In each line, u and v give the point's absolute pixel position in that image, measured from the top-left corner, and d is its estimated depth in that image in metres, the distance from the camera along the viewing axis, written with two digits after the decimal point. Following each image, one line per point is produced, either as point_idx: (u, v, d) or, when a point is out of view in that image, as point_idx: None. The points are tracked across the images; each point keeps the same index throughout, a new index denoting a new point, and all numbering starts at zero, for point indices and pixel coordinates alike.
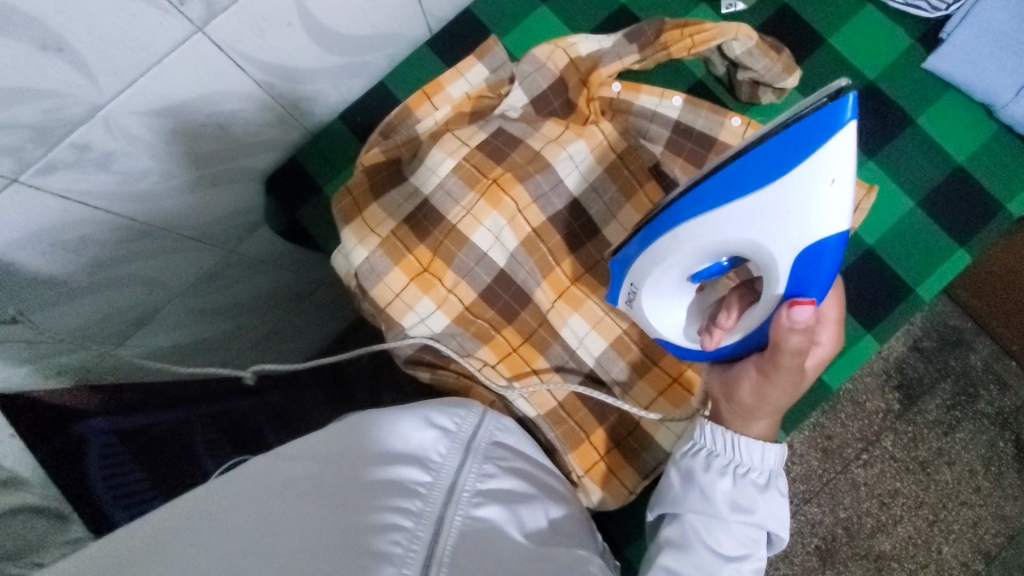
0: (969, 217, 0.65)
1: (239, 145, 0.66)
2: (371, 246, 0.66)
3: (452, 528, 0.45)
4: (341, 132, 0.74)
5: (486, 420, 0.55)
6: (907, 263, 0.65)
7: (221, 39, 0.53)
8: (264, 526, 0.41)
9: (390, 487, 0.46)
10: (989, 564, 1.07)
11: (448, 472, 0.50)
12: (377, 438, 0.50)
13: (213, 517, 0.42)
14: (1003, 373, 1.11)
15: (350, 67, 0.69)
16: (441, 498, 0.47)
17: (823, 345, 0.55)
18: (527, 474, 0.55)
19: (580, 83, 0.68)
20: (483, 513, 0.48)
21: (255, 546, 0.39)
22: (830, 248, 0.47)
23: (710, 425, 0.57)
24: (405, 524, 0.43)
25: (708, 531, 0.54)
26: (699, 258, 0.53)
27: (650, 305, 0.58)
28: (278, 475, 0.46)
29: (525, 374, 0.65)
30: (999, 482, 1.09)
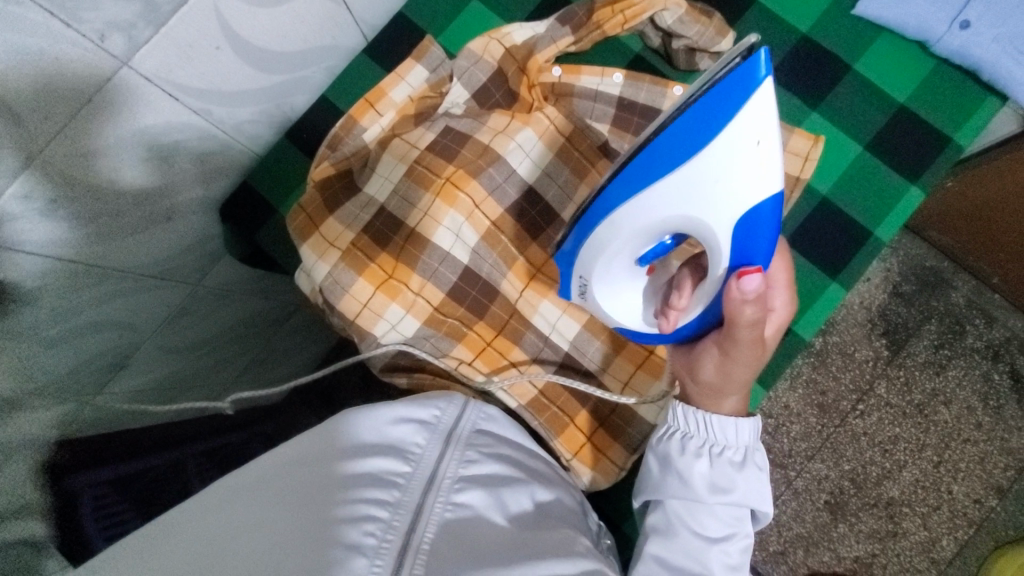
0: (920, 154, 0.65)
1: (187, 175, 0.66)
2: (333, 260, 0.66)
3: (431, 516, 0.46)
4: (290, 150, 0.74)
5: (469, 410, 0.56)
6: (864, 207, 0.65)
7: (149, 72, 0.52)
8: (241, 522, 0.43)
9: (367, 480, 0.47)
10: (1004, 498, 1.08)
11: (428, 460, 0.51)
12: (356, 434, 0.51)
13: (195, 522, 0.43)
14: (987, 306, 1.12)
15: (290, 84, 0.69)
16: (421, 488, 0.48)
17: (778, 311, 0.55)
18: (511, 458, 0.55)
19: (519, 71, 0.68)
20: (464, 499, 0.49)
21: (231, 544, 0.41)
22: (767, 213, 0.46)
23: (681, 406, 0.57)
24: (380, 514, 0.44)
25: (690, 515, 0.54)
26: (642, 238, 0.53)
27: (601, 293, 0.58)
28: (260, 472, 0.48)
29: (503, 367, 0.65)
30: (999, 416, 1.10)
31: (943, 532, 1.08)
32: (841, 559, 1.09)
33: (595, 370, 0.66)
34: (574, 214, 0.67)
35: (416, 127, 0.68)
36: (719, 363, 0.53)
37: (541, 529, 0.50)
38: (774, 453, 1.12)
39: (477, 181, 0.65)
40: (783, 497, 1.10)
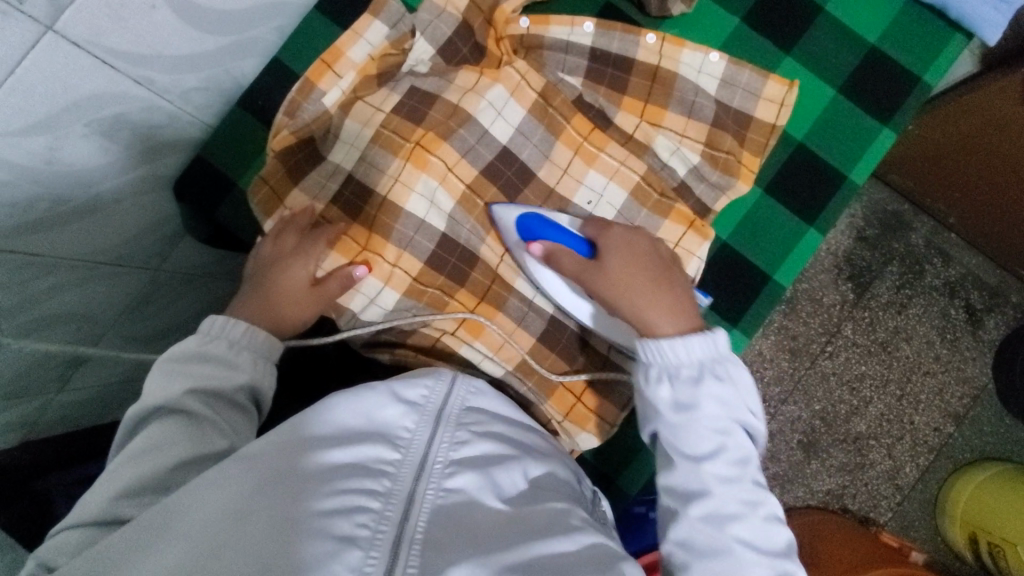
0: (889, 97, 0.65)
1: (133, 152, 0.61)
2: (293, 242, 0.62)
3: (423, 504, 0.45)
4: (243, 120, 0.69)
5: (457, 386, 0.56)
6: (838, 151, 0.65)
7: (79, 36, 0.47)
8: (226, 515, 0.42)
9: (354, 470, 0.46)
10: (961, 425, 1.14)
11: (418, 444, 0.50)
12: (339, 422, 0.50)
13: (184, 514, 0.43)
14: (945, 245, 1.16)
15: (237, 46, 0.64)
16: (412, 474, 0.47)
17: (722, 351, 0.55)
18: (504, 434, 0.55)
19: (485, 23, 0.65)
20: (456, 482, 0.48)
21: (220, 544, 0.40)
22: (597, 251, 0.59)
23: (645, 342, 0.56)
24: (371, 506, 0.44)
25: (677, 438, 0.54)
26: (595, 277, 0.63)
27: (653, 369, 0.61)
28: (246, 457, 0.47)
29: (488, 334, 0.64)
30: (956, 348, 1.15)
31: (906, 460, 1.14)
32: (814, 492, 1.14)
33: (581, 332, 0.66)
34: (550, 173, 0.65)
35: (379, 87, 0.65)
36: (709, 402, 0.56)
37: (535, 505, 0.49)
38: None
39: (450, 143, 0.62)
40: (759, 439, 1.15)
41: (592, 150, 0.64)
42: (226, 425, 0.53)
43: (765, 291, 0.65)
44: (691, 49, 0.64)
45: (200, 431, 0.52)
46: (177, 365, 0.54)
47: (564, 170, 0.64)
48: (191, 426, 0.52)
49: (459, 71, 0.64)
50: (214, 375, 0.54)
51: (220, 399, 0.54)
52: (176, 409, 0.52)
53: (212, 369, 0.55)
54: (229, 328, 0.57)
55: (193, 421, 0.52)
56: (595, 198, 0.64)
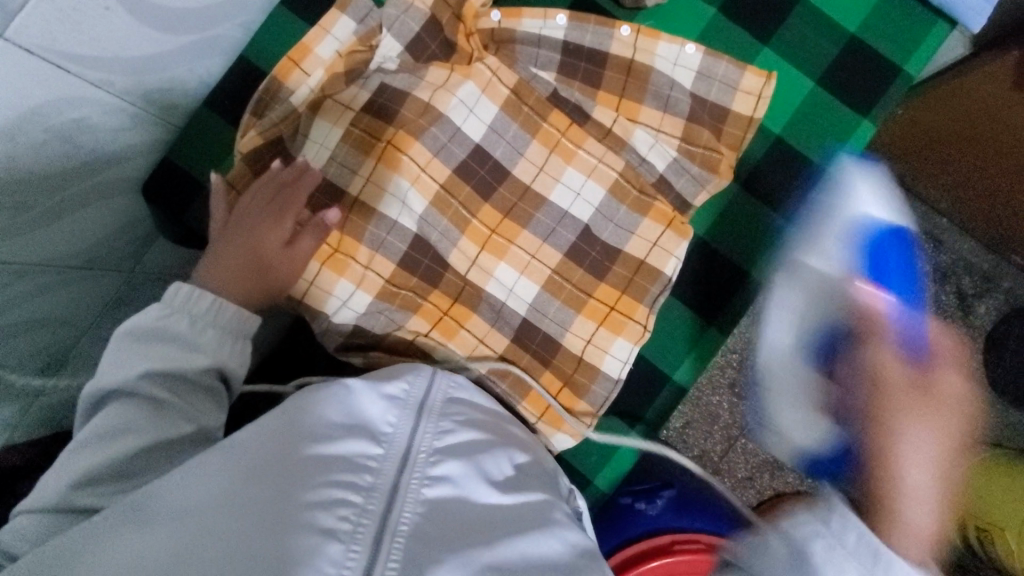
0: (869, 87, 0.64)
1: (98, 155, 0.60)
2: (254, 204, 0.59)
3: (406, 494, 0.44)
4: (213, 120, 0.68)
5: (437, 380, 0.56)
6: (817, 144, 0.64)
7: (32, 43, 0.46)
8: (199, 518, 0.40)
9: (336, 462, 0.45)
10: None
11: (401, 437, 0.49)
12: (321, 415, 0.49)
13: (154, 516, 0.42)
14: (933, 229, 1.15)
15: (201, 45, 0.63)
16: (395, 466, 0.46)
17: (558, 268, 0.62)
18: (487, 426, 0.55)
19: (455, 19, 0.63)
20: (439, 471, 0.47)
21: (193, 548, 0.39)
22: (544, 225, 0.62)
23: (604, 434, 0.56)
24: (353, 499, 0.42)
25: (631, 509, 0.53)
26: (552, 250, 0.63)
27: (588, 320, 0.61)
28: (226, 456, 0.46)
29: (461, 337, 0.64)
30: (944, 332, 1.15)
31: None
32: (803, 478, 1.15)
33: (559, 333, 0.63)
34: (525, 171, 0.63)
35: (349, 86, 0.63)
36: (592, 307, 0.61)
37: (516, 496, 0.49)
38: (737, 386, 1.15)
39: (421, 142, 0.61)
40: (747, 427, 1.15)
41: (570, 146, 0.63)
42: (191, 410, 0.52)
43: (743, 287, 0.64)
44: (666, 41, 0.62)
45: (165, 415, 0.51)
46: (140, 342, 0.52)
47: (540, 168, 0.63)
48: (155, 411, 0.50)
49: (430, 70, 0.62)
50: (177, 356, 0.52)
51: (185, 382, 0.52)
52: (138, 389, 0.50)
53: (175, 348, 0.52)
54: (195, 300, 0.53)
55: (158, 404, 0.51)
56: (573, 196, 0.63)
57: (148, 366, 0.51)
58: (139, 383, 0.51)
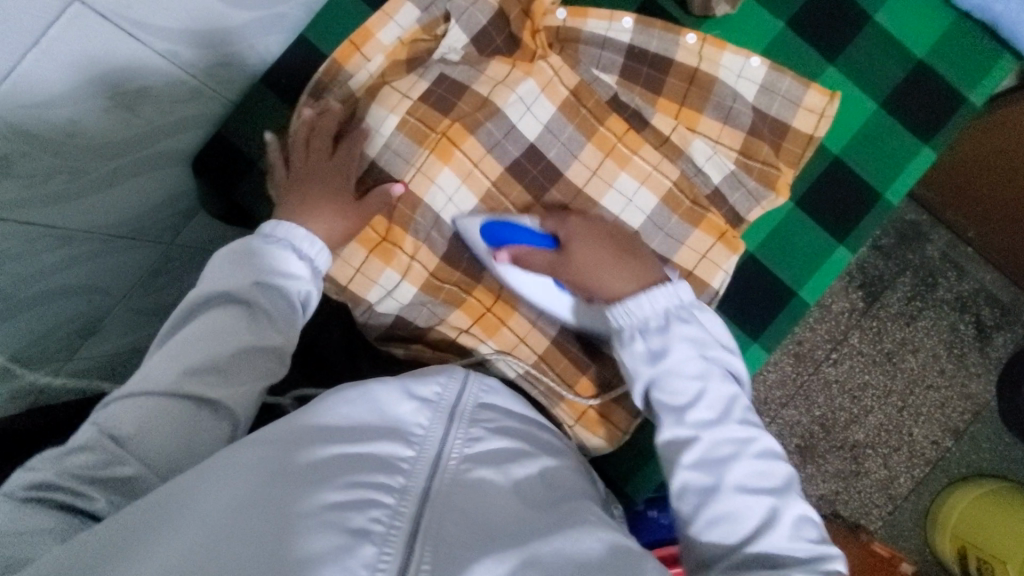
0: (930, 114, 0.63)
1: (153, 126, 0.59)
2: (301, 158, 0.60)
3: (436, 498, 0.44)
4: (263, 96, 0.67)
5: (469, 383, 0.55)
6: (874, 168, 0.64)
7: (105, 8, 0.46)
8: (232, 507, 0.40)
9: (368, 462, 0.45)
10: (959, 440, 1.14)
11: (432, 440, 0.49)
12: (353, 417, 0.49)
13: (189, 506, 0.41)
14: (960, 259, 1.15)
15: (265, 22, 0.62)
16: (426, 470, 0.46)
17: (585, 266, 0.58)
18: (520, 433, 0.54)
19: (522, 14, 0.63)
20: (469, 477, 0.47)
21: (227, 537, 0.38)
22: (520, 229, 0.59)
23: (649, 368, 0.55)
24: (385, 501, 0.42)
25: (712, 458, 0.52)
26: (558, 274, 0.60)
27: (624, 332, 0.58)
28: (260, 444, 0.45)
29: (502, 336, 0.63)
30: (962, 363, 1.14)
31: (902, 471, 1.14)
32: (807, 496, 1.15)
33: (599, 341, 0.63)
34: (577, 174, 0.62)
35: (408, 73, 0.62)
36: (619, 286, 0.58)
37: (551, 504, 0.48)
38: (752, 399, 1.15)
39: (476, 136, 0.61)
40: None
41: (625, 152, 0.62)
42: (281, 322, 0.55)
43: (784, 306, 0.64)
44: (731, 52, 0.62)
45: (256, 323, 0.53)
46: (244, 254, 0.55)
47: (592, 171, 0.62)
48: (248, 319, 0.53)
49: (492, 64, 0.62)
50: (279, 272, 0.55)
51: (280, 297, 0.55)
52: (239, 295, 0.53)
53: (273, 266, 0.55)
54: (295, 233, 0.56)
55: (250, 315, 0.53)
56: (624, 202, 0.62)
57: (252, 277, 0.54)
58: (240, 290, 0.53)
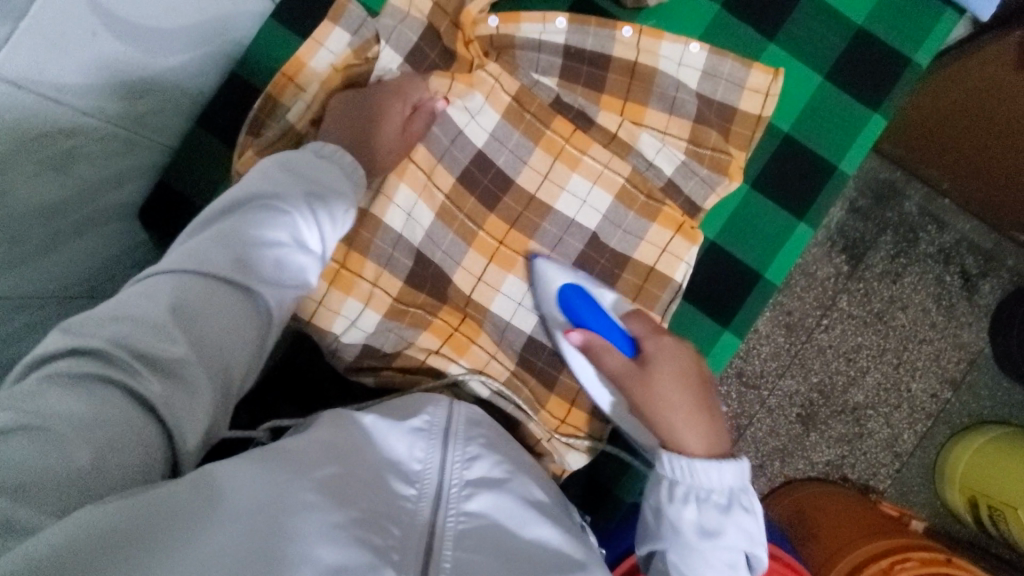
0: (877, 79, 0.62)
1: (92, 183, 0.58)
2: None
3: (446, 533, 0.43)
4: (204, 138, 0.66)
5: (455, 411, 0.55)
6: (826, 141, 0.63)
7: (18, 75, 0.44)
8: (264, 505, 0.38)
9: (376, 495, 0.44)
10: (957, 390, 1.14)
11: (431, 470, 0.48)
12: (351, 448, 0.48)
13: (212, 502, 0.37)
14: (938, 212, 1.14)
15: (193, 64, 0.61)
16: (430, 505, 0.46)
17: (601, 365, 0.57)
18: (512, 455, 0.55)
19: (453, 25, 0.61)
20: (474, 505, 0.46)
21: (265, 534, 0.36)
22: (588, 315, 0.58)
23: (667, 456, 0.54)
24: (394, 532, 0.41)
25: (686, 563, 0.51)
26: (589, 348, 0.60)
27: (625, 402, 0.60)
28: (270, 458, 0.43)
29: (472, 354, 0.62)
30: (952, 314, 1.14)
31: (904, 428, 1.14)
32: (814, 464, 1.14)
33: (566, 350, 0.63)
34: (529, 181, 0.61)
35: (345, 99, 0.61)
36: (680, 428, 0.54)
37: (556, 524, 0.49)
38: (746, 374, 1.15)
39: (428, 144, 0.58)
40: (757, 416, 1.14)
41: (574, 153, 0.61)
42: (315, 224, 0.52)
43: (755, 287, 0.63)
44: (669, 41, 0.61)
45: (281, 217, 0.51)
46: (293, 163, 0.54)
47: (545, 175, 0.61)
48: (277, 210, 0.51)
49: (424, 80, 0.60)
50: (313, 171, 0.54)
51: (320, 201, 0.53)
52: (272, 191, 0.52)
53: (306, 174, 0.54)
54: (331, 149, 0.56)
55: (277, 211, 0.51)
56: (579, 203, 0.62)
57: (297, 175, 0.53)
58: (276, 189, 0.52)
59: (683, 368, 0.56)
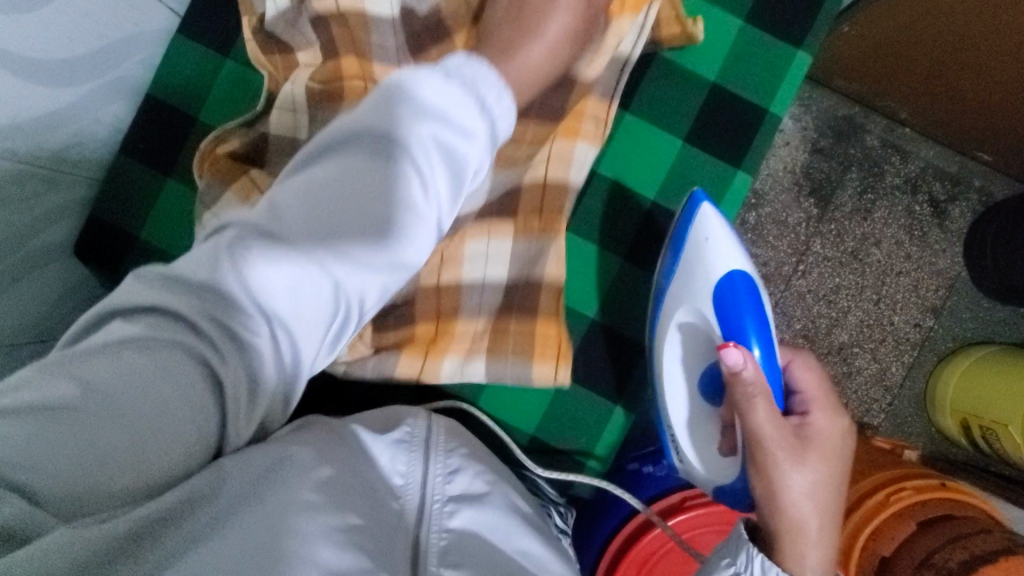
0: (798, 18, 0.67)
1: (23, 225, 0.56)
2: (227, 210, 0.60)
3: (432, 548, 0.44)
4: (133, 167, 0.66)
5: (434, 423, 0.56)
6: (753, 86, 0.68)
7: None
8: (271, 506, 0.37)
9: (365, 500, 0.44)
10: (939, 316, 1.15)
11: (415, 484, 0.49)
12: (338, 450, 0.47)
13: (219, 496, 0.36)
14: (900, 141, 1.14)
15: (105, 89, 0.61)
16: (414, 519, 0.46)
17: (814, 420, 0.55)
18: (486, 462, 0.56)
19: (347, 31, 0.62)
20: (458, 520, 0.47)
21: (270, 535, 0.35)
22: (744, 310, 0.62)
23: (757, 551, 0.51)
24: (377, 537, 0.41)
25: None
26: (705, 351, 0.64)
27: (695, 421, 0.64)
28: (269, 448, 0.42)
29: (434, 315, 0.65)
30: (926, 243, 1.14)
31: (892, 360, 1.15)
32: None
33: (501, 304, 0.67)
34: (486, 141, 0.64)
35: (282, 121, 0.63)
36: (812, 485, 0.51)
37: (536, 536, 0.51)
38: None
39: None
40: None
41: None
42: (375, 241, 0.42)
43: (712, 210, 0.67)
44: None
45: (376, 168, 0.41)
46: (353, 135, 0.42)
47: None
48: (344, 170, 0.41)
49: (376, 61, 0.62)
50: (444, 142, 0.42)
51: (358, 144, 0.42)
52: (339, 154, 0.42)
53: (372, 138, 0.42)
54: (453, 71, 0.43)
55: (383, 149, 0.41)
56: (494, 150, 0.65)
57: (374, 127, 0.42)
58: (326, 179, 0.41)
59: (802, 454, 0.52)
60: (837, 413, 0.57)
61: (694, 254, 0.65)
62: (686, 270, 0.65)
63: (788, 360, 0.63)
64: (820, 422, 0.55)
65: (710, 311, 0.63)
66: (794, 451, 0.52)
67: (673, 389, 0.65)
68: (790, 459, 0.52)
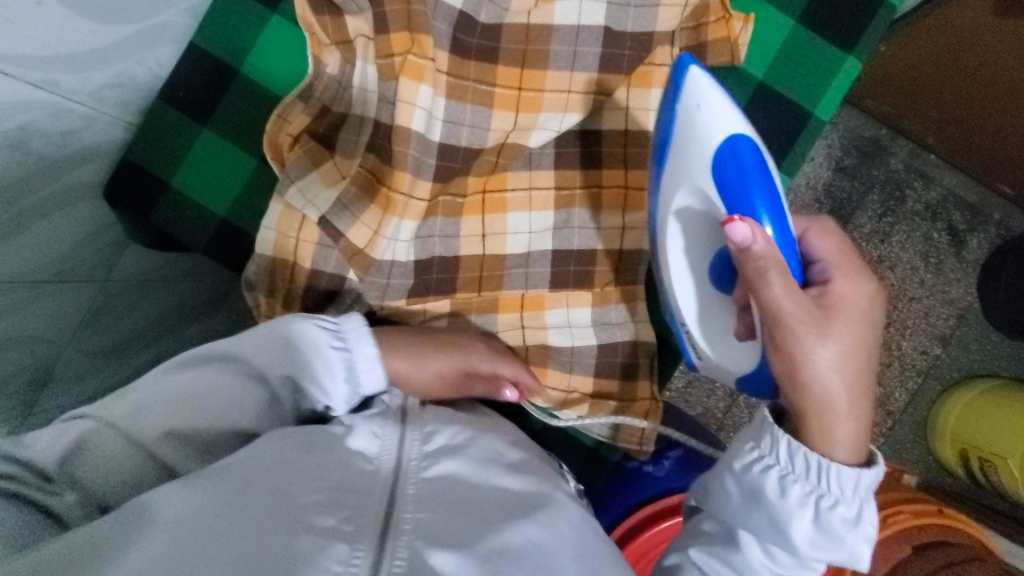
0: (849, 25, 0.67)
1: (53, 161, 0.56)
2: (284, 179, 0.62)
3: (407, 496, 0.43)
4: (167, 116, 0.66)
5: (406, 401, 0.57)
6: (800, 89, 0.68)
7: None
8: (202, 524, 0.39)
9: (331, 470, 0.44)
10: (947, 345, 1.12)
11: (389, 446, 0.48)
12: (306, 436, 0.48)
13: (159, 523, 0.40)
14: (924, 167, 1.11)
15: (150, 33, 0.61)
16: (392, 475, 0.45)
17: (839, 287, 0.50)
18: (466, 421, 0.55)
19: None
20: (435, 470, 0.46)
21: (202, 547, 0.37)
22: (751, 176, 0.54)
23: (785, 437, 0.48)
24: (348, 505, 0.41)
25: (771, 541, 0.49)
26: (712, 231, 0.56)
27: (706, 313, 0.59)
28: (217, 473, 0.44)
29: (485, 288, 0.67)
30: (940, 271, 1.12)
31: (895, 386, 1.12)
32: None
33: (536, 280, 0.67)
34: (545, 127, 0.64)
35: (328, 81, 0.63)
36: (840, 359, 0.47)
37: (519, 479, 0.49)
38: None
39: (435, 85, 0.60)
40: None
41: (532, 97, 0.63)
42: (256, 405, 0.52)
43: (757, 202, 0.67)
44: None
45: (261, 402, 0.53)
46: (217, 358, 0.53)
47: None
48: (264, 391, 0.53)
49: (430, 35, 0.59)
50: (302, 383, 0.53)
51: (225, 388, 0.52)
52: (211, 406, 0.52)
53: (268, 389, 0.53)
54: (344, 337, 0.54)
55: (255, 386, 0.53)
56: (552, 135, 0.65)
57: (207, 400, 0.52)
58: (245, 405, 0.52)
59: (825, 325, 0.47)
60: (863, 275, 0.51)
61: (687, 126, 0.56)
62: (680, 148, 0.57)
63: (806, 227, 0.56)
64: (847, 289, 0.50)
65: (712, 188, 0.55)
66: (816, 322, 0.47)
67: (682, 285, 0.59)
68: (814, 333, 0.47)
